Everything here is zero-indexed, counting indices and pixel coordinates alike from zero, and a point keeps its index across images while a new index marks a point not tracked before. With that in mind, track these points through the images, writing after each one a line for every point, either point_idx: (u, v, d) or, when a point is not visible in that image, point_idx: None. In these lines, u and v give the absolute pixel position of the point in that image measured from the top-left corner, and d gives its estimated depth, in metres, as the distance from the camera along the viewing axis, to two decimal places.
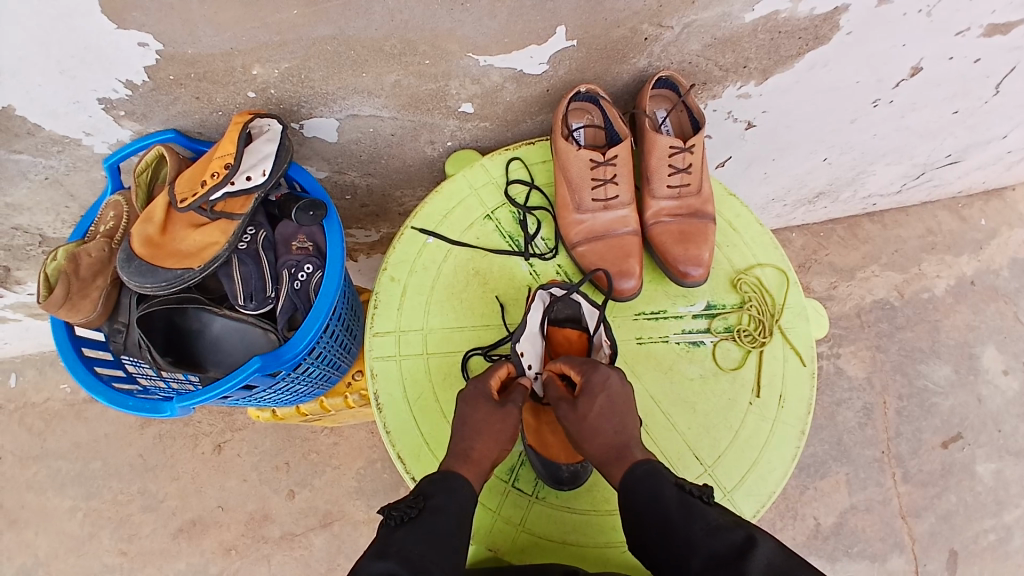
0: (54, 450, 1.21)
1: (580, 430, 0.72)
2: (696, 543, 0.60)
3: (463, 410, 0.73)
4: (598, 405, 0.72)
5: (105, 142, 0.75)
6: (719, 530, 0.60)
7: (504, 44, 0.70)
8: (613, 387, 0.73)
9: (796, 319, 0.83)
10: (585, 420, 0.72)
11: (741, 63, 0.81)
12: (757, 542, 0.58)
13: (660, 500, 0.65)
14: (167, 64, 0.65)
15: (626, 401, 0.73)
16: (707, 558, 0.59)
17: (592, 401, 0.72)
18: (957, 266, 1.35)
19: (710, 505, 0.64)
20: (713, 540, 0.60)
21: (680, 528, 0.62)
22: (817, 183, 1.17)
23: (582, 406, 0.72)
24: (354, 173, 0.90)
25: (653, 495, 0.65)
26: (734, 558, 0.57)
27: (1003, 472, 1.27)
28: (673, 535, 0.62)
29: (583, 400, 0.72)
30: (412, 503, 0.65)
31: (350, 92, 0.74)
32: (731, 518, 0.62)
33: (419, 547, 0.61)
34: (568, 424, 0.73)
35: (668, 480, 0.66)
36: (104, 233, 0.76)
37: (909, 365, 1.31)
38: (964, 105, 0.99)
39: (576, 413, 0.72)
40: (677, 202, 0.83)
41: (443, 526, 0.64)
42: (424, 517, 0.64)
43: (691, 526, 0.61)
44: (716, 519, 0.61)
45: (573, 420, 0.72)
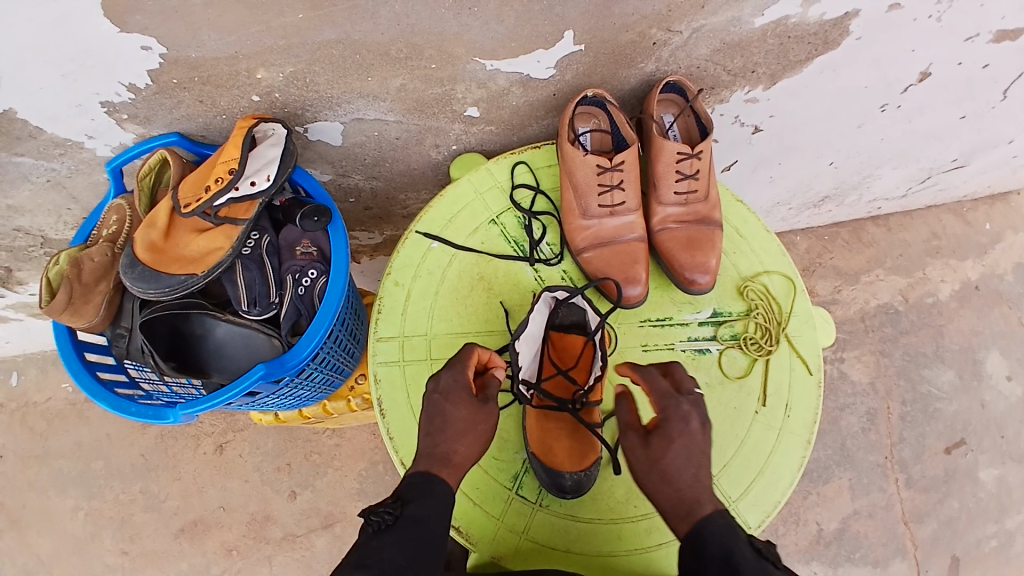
0: (56, 450, 1.21)
1: (649, 472, 0.68)
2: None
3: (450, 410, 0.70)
4: (672, 450, 0.68)
5: (108, 145, 0.74)
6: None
7: (512, 47, 0.70)
8: (692, 432, 0.69)
9: (803, 328, 0.82)
10: (657, 463, 0.68)
11: (749, 68, 0.81)
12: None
13: (732, 555, 0.58)
14: (170, 68, 0.65)
15: (703, 450, 0.69)
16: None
17: (667, 443, 0.68)
18: (962, 270, 1.34)
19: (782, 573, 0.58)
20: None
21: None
22: (823, 187, 1.16)
23: (655, 445, 0.68)
24: (358, 176, 0.90)
25: (723, 549, 0.59)
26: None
27: (1006, 478, 1.27)
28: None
29: (656, 440, 0.69)
30: (392, 507, 0.62)
31: (355, 96, 0.73)
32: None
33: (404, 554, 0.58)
34: (636, 461, 0.69)
35: (743, 542, 0.60)
36: (106, 237, 0.76)
37: (913, 369, 1.30)
38: (972, 111, 0.98)
39: (646, 451, 0.69)
40: (684, 209, 0.82)
41: (426, 530, 0.62)
42: (407, 522, 0.61)
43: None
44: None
45: (642, 457, 0.69)
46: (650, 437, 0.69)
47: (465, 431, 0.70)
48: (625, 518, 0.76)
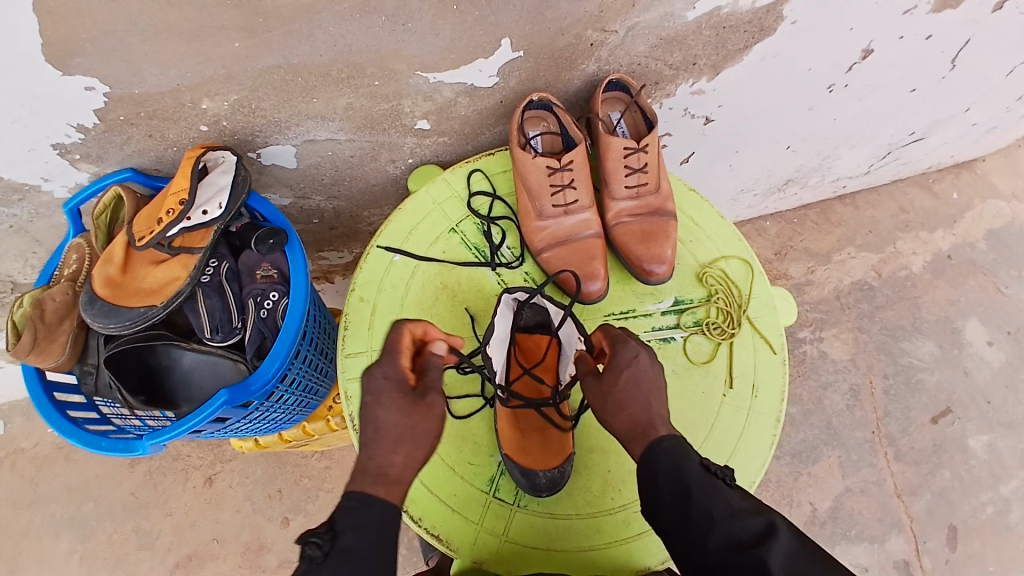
0: (45, 496, 1.20)
1: (604, 405, 0.70)
2: (715, 523, 0.58)
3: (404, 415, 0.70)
4: (623, 379, 0.70)
5: (64, 186, 0.75)
6: (740, 514, 0.58)
7: (452, 59, 0.71)
8: (640, 365, 0.71)
9: (763, 309, 0.84)
10: (608, 393, 0.70)
11: (690, 61, 0.82)
12: (777, 533, 0.57)
13: (682, 473, 0.63)
14: (116, 105, 0.66)
15: (653, 382, 0.71)
16: (725, 539, 0.57)
17: (618, 374, 0.71)
18: (932, 242, 1.36)
19: (733, 487, 0.62)
20: (733, 523, 0.58)
21: (699, 504, 0.60)
22: (785, 171, 1.18)
23: (607, 378, 0.71)
24: (319, 197, 0.91)
25: (674, 470, 0.63)
26: (753, 545, 0.56)
27: (996, 444, 1.28)
28: (691, 513, 0.60)
29: (608, 373, 0.71)
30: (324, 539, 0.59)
31: (304, 118, 0.74)
32: (750, 501, 0.60)
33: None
34: (593, 399, 0.72)
35: (692, 460, 0.64)
36: (67, 277, 0.77)
37: (892, 344, 1.32)
38: (922, 83, 1.00)
39: (601, 387, 0.71)
40: (637, 202, 0.83)
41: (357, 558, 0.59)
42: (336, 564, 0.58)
43: (712, 506, 0.60)
44: (738, 502, 0.60)
45: (597, 392, 0.71)
46: (604, 373, 0.72)
47: (402, 438, 0.68)
48: (603, 513, 0.77)
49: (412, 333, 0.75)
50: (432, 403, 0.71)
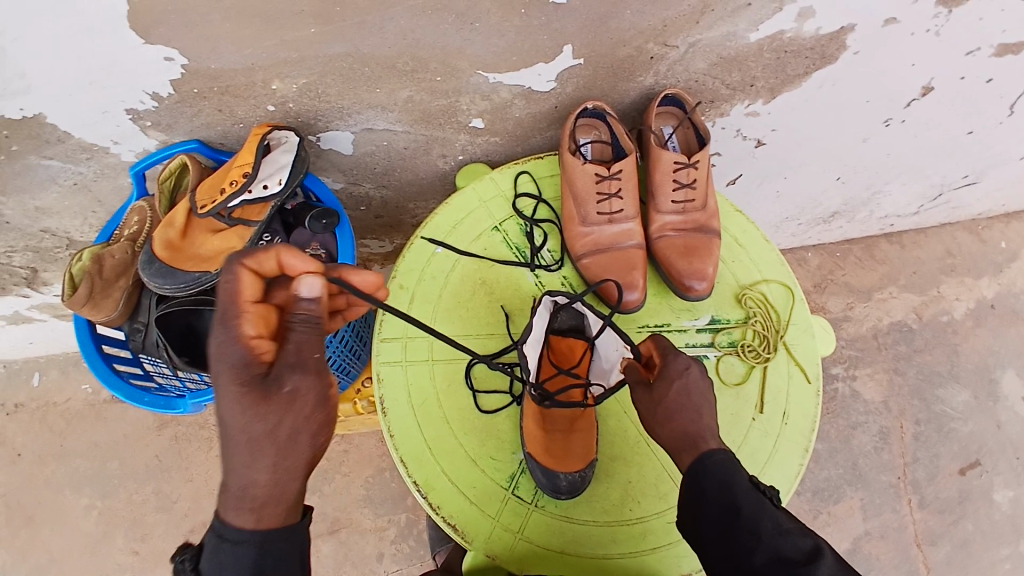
0: (74, 449, 1.25)
1: (653, 415, 0.68)
2: (763, 541, 0.57)
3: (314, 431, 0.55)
4: (674, 390, 0.68)
5: (132, 150, 0.79)
6: (788, 533, 0.57)
7: (513, 61, 0.73)
8: (692, 378, 0.69)
9: (801, 336, 0.83)
10: (659, 403, 0.68)
11: (748, 82, 0.83)
12: (826, 555, 0.55)
13: (731, 487, 0.61)
14: (191, 78, 0.69)
15: (703, 395, 0.69)
16: (771, 556, 0.56)
17: (669, 385, 0.69)
18: (977, 289, 1.32)
19: (779, 507, 0.61)
20: (782, 541, 0.57)
21: (747, 520, 0.59)
22: (832, 202, 1.17)
23: (658, 388, 0.69)
24: (368, 184, 0.93)
25: (722, 482, 0.62)
26: (802, 566, 0.55)
27: (1022, 500, 1.23)
28: (737, 528, 0.59)
29: (659, 384, 0.69)
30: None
31: (365, 106, 0.77)
32: (797, 522, 0.59)
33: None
34: (642, 408, 0.70)
35: (741, 474, 0.63)
36: (127, 236, 0.80)
37: (927, 389, 1.28)
38: (980, 126, 0.98)
39: (650, 397, 0.69)
40: (682, 217, 0.84)
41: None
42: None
43: (760, 523, 0.58)
44: (786, 522, 0.58)
45: (647, 402, 0.69)
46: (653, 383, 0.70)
47: (259, 448, 0.50)
48: (620, 521, 0.77)
49: (241, 295, 0.52)
50: (294, 389, 0.50)
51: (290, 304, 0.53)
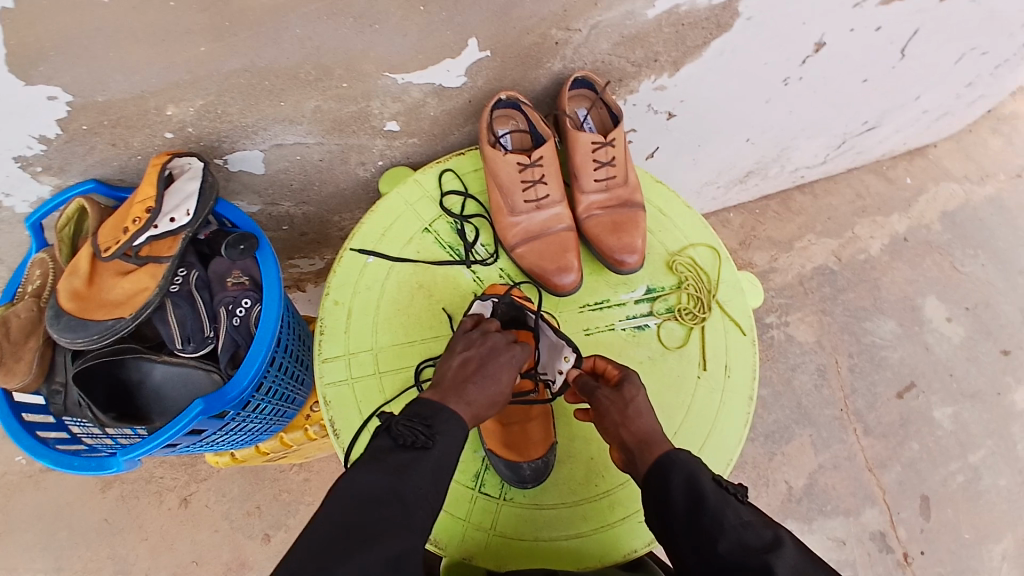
0: (11, 526, 1.15)
1: (624, 412, 0.73)
2: (727, 530, 0.61)
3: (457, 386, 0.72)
4: (641, 394, 0.75)
5: (26, 201, 0.74)
6: (750, 524, 0.61)
7: (421, 59, 0.72)
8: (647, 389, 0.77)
9: (732, 293, 0.86)
10: (630, 404, 0.73)
11: (651, 58, 0.85)
12: (786, 544, 0.58)
13: (695, 482, 0.66)
14: (78, 114, 0.65)
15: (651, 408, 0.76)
16: (734, 545, 0.59)
17: (635, 388, 0.75)
18: (889, 225, 1.42)
19: (742, 502, 0.64)
20: (745, 531, 0.60)
21: (711, 510, 0.63)
22: (747, 163, 1.22)
23: (628, 389, 0.75)
24: (288, 202, 0.90)
25: (688, 479, 0.66)
26: (762, 552, 0.58)
27: (961, 414, 1.33)
28: (702, 518, 0.62)
29: (627, 385, 0.75)
30: (426, 433, 0.66)
31: (271, 122, 0.74)
32: (760, 517, 0.63)
33: (333, 518, 0.58)
34: (610, 407, 0.74)
35: (706, 475, 0.66)
36: (31, 292, 0.75)
37: (856, 324, 1.36)
38: (873, 73, 1.05)
39: (620, 394, 0.74)
40: (606, 195, 0.85)
41: (448, 465, 0.66)
42: (397, 459, 0.63)
43: (723, 514, 0.62)
44: (748, 514, 0.62)
45: (616, 399, 0.74)
46: (621, 385, 0.75)
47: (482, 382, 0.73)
48: (590, 498, 0.78)
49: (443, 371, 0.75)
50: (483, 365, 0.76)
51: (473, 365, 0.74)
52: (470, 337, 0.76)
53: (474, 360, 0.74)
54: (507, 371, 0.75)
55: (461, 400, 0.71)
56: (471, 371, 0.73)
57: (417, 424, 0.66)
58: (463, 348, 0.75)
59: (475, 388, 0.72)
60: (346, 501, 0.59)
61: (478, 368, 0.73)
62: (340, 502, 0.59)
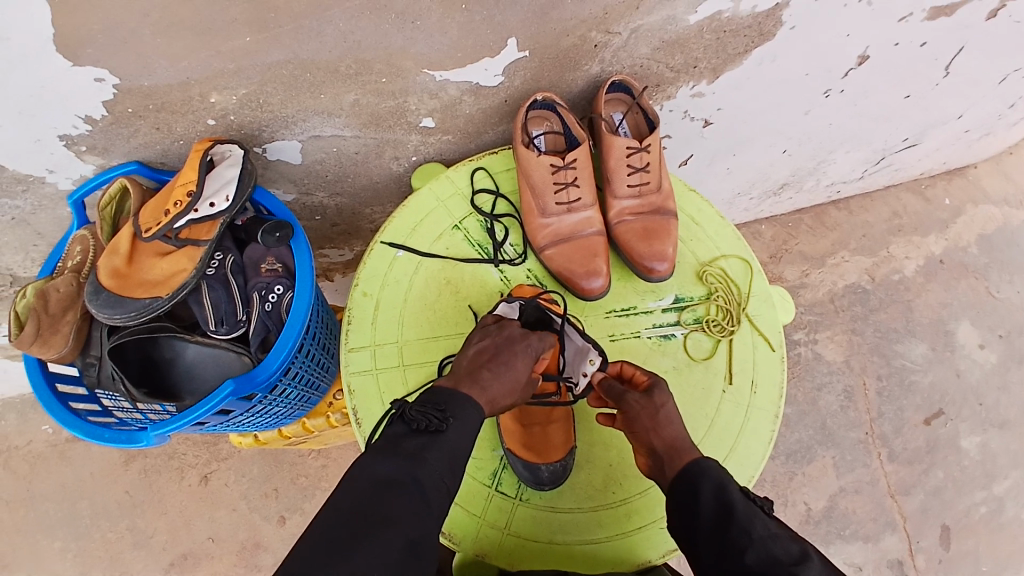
0: (40, 493, 1.19)
1: (653, 417, 0.72)
2: (755, 541, 0.60)
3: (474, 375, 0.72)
4: (669, 399, 0.74)
5: (69, 178, 0.76)
6: (778, 537, 0.60)
7: (459, 57, 0.72)
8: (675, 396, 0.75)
9: (762, 307, 0.85)
10: (659, 410, 0.73)
11: (691, 64, 0.84)
12: (813, 560, 0.58)
13: (724, 491, 0.65)
14: (124, 97, 0.67)
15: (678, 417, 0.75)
16: (762, 556, 0.59)
17: (663, 394, 0.74)
18: (925, 246, 1.38)
19: (769, 515, 0.64)
20: (773, 543, 0.60)
21: (739, 520, 0.62)
22: (781, 175, 1.20)
23: (657, 395, 0.74)
24: (322, 193, 0.91)
25: (717, 487, 0.66)
26: (791, 566, 0.58)
27: (989, 444, 1.29)
28: (730, 528, 0.62)
29: (655, 390, 0.74)
30: (440, 418, 0.66)
31: (310, 113, 0.75)
32: (787, 531, 0.62)
33: (349, 501, 0.58)
34: (638, 411, 0.73)
35: (733, 485, 0.66)
36: (71, 268, 0.77)
37: (885, 346, 1.33)
38: (916, 89, 1.02)
39: (649, 399, 0.73)
40: (639, 201, 0.85)
41: (463, 449, 0.66)
42: (411, 444, 0.63)
43: (751, 525, 0.62)
44: (775, 527, 0.62)
45: (646, 404, 0.73)
46: (650, 389, 0.74)
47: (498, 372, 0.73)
48: (607, 505, 0.78)
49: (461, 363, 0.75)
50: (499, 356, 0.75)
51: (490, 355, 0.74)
52: (486, 329, 0.77)
53: (490, 349, 0.74)
54: (523, 360, 0.75)
55: (475, 385, 0.71)
56: (487, 359, 0.73)
57: (431, 409, 0.66)
58: (479, 338, 0.76)
59: (490, 374, 0.72)
60: (361, 485, 0.59)
61: (493, 357, 0.74)
62: (356, 485, 0.59)
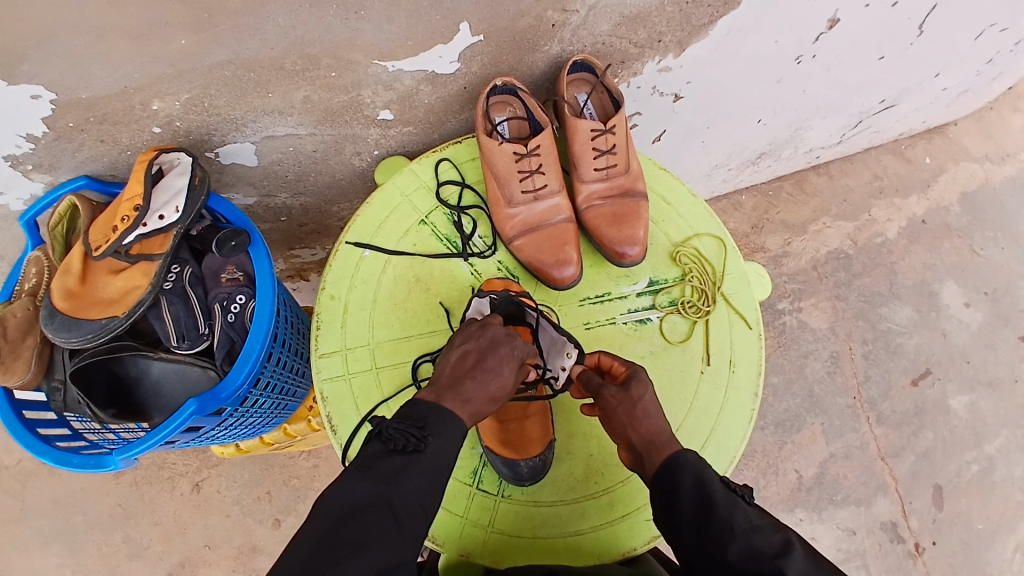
0: (31, 511, 1.18)
1: (632, 411, 0.71)
2: (737, 535, 0.60)
3: (456, 383, 0.70)
4: (648, 390, 0.73)
5: (20, 198, 0.74)
6: (760, 529, 0.61)
7: (410, 46, 0.69)
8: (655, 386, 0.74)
9: (738, 285, 0.83)
10: (639, 402, 0.72)
11: (655, 38, 0.81)
12: (795, 549, 0.58)
13: (705, 484, 0.65)
14: (64, 112, 0.64)
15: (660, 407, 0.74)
16: (745, 550, 0.59)
17: (642, 386, 0.73)
18: (907, 208, 1.37)
19: (750, 505, 0.64)
20: (755, 536, 0.60)
21: (721, 514, 0.62)
22: (758, 145, 1.18)
23: (634, 389, 0.72)
24: (284, 193, 0.89)
25: (697, 481, 0.65)
26: (774, 558, 0.58)
27: (976, 403, 1.30)
28: (712, 522, 0.62)
29: (633, 384, 0.73)
30: (418, 435, 0.64)
31: (260, 113, 0.72)
32: (768, 521, 0.63)
33: (319, 529, 0.57)
34: (617, 405, 0.72)
35: (713, 477, 0.66)
36: (27, 291, 0.75)
37: (871, 310, 1.33)
38: (889, 51, 0.99)
39: (627, 394, 0.72)
40: (607, 184, 0.82)
41: (442, 466, 0.65)
42: (387, 465, 0.62)
43: (733, 518, 0.62)
44: (757, 518, 0.62)
45: (623, 399, 0.72)
46: (627, 383, 0.73)
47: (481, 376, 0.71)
48: (590, 494, 0.77)
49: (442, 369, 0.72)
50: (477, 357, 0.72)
51: (472, 360, 0.72)
52: (468, 330, 0.74)
53: (473, 353, 0.72)
54: (509, 364, 0.73)
55: (457, 395, 0.69)
56: (470, 365, 0.71)
57: (409, 427, 0.65)
58: (461, 341, 0.74)
59: (473, 383, 0.70)
60: (334, 509, 0.59)
61: (477, 362, 0.72)
62: (326, 511, 0.58)
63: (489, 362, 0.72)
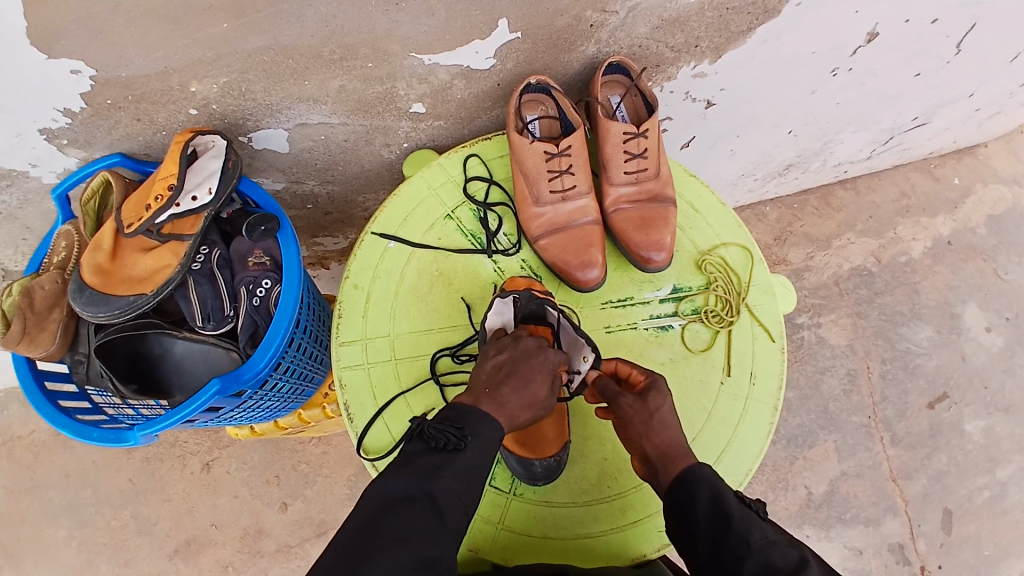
0: (45, 481, 1.20)
1: (648, 421, 0.71)
2: (753, 550, 0.60)
3: (492, 391, 0.71)
4: (667, 400, 0.72)
5: (52, 172, 0.75)
6: (776, 544, 0.60)
7: (447, 40, 0.69)
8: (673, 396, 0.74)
9: (763, 297, 0.83)
10: (656, 413, 0.71)
11: (692, 43, 0.80)
12: (811, 566, 0.58)
13: (720, 498, 0.65)
14: (102, 89, 0.65)
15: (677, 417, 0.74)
16: (761, 565, 0.59)
17: (660, 396, 0.73)
18: (933, 227, 1.35)
19: (765, 520, 0.64)
20: (771, 551, 0.60)
21: (737, 528, 0.62)
22: (786, 156, 1.16)
23: (652, 399, 0.72)
24: (312, 181, 0.89)
25: (713, 494, 0.65)
26: (791, 574, 0.57)
27: (993, 429, 1.28)
28: (728, 537, 0.62)
29: (652, 394, 0.73)
30: (457, 434, 0.66)
31: (295, 100, 0.72)
32: (784, 536, 0.62)
33: (361, 519, 0.57)
34: (632, 413, 0.72)
35: (729, 490, 0.66)
36: (56, 265, 0.76)
37: (891, 329, 1.31)
38: (926, 67, 0.98)
39: (644, 403, 0.72)
40: (636, 188, 0.82)
41: (481, 466, 0.65)
42: (428, 461, 0.63)
43: (749, 532, 0.61)
44: (773, 533, 0.61)
45: (640, 409, 0.72)
46: (645, 393, 0.73)
47: (517, 385, 0.71)
48: (602, 498, 0.77)
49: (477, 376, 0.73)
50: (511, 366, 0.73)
51: (508, 369, 0.72)
52: (502, 342, 0.75)
53: (507, 364, 0.73)
54: (542, 374, 0.74)
55: (494, 400, 0.70)
56: (505, 374, 0.72)
57: (449, 426, 0.66)
58: (496, 352, 0.74)
59: (509, 390, 0.71)
60: (376, 501, 0.59)
61: (512, 371, 0.72)
62: (369, 503, 0.59)
63: (523, 372, 0.72)
